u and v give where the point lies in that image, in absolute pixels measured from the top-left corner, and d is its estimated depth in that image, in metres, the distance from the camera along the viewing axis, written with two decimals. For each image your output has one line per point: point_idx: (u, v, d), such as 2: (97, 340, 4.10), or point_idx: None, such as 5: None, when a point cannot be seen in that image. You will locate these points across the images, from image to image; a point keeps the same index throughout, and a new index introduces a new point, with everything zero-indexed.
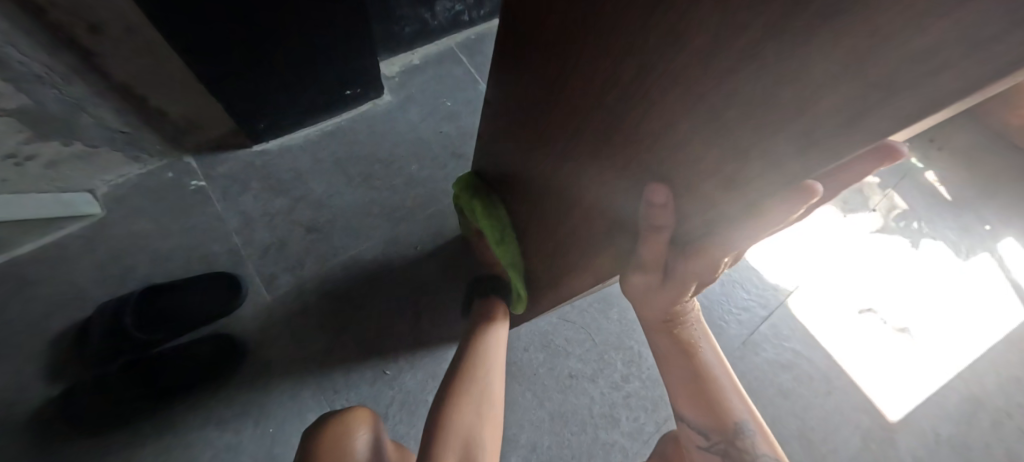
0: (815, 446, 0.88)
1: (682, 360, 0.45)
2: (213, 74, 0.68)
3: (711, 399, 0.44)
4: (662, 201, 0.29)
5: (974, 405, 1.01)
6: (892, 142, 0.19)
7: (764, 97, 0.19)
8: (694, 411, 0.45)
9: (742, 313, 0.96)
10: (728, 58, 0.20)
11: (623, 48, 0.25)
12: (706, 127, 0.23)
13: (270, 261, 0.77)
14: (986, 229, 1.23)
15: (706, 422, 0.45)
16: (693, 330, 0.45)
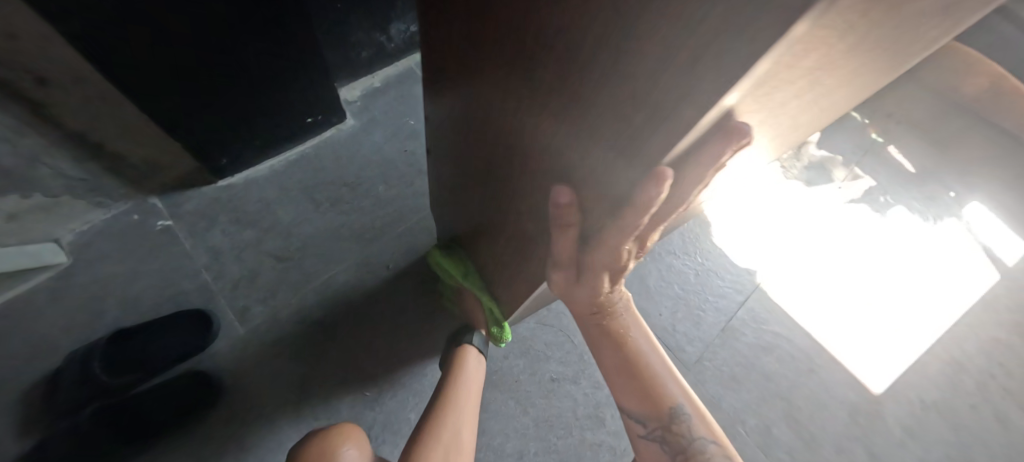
0: (804, 426, 0.88)
1: (614, 350, 0.46)
2: (165, 112, 0.68)
3: (647, 386, 0.46)
4: (568, 201, 0.28)
5: (957, 369, 1.03)
6: (732, 121, 0.19)
7: (623, 78, 0.20)
8: (632, 400, 0.46)
9: (719, 300, 0.97)
10: (593, 41, 0.20)
11: (521, 39, 0.26)
12: (591, 113, 0.24)
13: (241, 294, 0.77)
14: (951, 196, 1.28)
15: (644, 411, 0.46)
16: (625, 320, 0.46)
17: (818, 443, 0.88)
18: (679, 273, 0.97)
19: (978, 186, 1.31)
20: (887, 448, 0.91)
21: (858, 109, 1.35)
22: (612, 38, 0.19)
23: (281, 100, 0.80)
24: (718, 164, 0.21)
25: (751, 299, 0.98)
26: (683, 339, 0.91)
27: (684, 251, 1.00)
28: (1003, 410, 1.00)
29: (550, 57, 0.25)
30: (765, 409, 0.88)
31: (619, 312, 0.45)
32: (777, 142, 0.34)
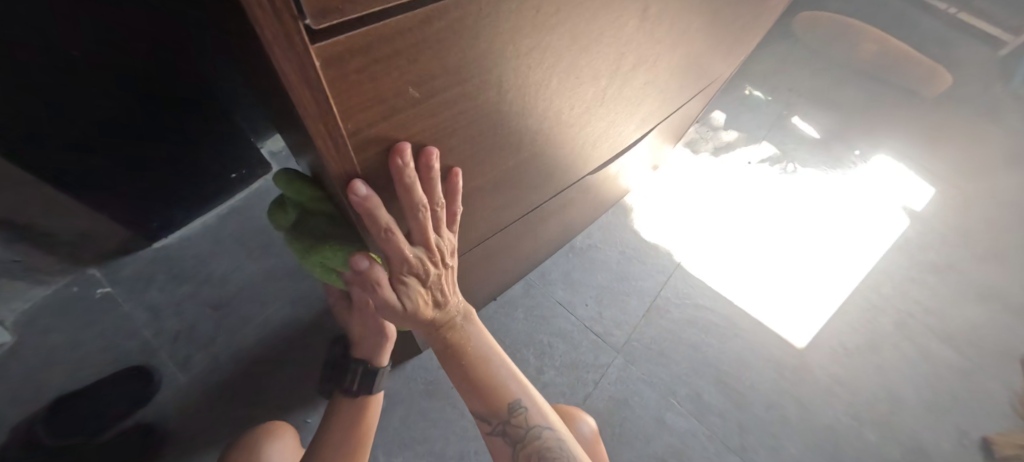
0: (733, 388, 0.94)
1: (455, 360, 0.53)
2: (94, 196, 0.72)
3: (490, 389, 0.53)
4: (366, 264, 0.36)
5: (875, 312, 1.11)
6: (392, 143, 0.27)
7: (301, 130, 0.26)
8: (478, 402, 0.54)
9: (643, 281, 1.04)
10: (283, 108, 0.27)
11: (275, 112, 0.33)
12: (314, 159, 0.30)
13: (182, 345, 0.82)
14: (856, 155, 1.39)
15: (486, 408, 0.54)
16: (466, 332, 0.54)
17: (749, 401, 0.94)
18: (602, 263, 1.04)
19: (880, 142, 1.42)
20: (814, 395, 0.97)
21: (761, 88, 1.46)
22: (281, 103, 0.26)
23: (210, 160, 0.84)
24: (410, 171, 0.29)
25: (673, 277, 1.06)
26: (611, 324, 0.97)
27: (605, 242, 1.07)
28: (919, 343, 1.09)
29: (287, 123, 0.31)
30: (695, 377, 0.94)
31: (456, 325, 0.53)
32: (542, 135, 0.43)
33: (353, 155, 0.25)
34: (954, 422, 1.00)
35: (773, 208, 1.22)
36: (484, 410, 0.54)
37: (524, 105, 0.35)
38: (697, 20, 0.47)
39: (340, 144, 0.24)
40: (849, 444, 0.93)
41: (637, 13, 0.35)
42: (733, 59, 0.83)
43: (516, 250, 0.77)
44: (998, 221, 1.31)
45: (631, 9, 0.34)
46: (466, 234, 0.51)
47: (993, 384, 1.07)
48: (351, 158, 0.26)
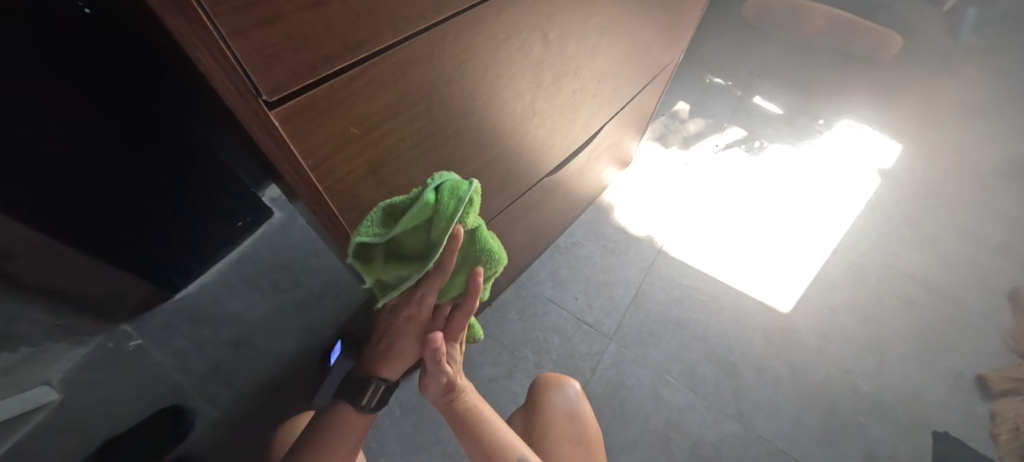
0: (723, 359, 0.99)
1: (465, 426, 0.57)
2: (123, 257, 0.81)
3: (498, 452, 0.56)
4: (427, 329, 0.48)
5: (857, 269, 1.16)
6: None
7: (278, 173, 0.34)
8: None
9: (627, 269, 1.11)
10: (262, 160, 0.35)
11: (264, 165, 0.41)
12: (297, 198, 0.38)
13: (209, 383, 0.90)
14: (819, 123, 1.46)
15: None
16: (475, 401, 0.58)
17: (740, 368, 0.99)
18: (586, 258, 1.11)
19: (841, 109, 1.50)
20: (804, 355, 1.02)
21: (721, 75, 1.55)
22: (258, 155, 0.34)
23: (201, 195, 0.88)
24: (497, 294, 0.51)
25: (656, 263, 1.12)
26: (600, 314, 1.03)
27: (587, 239, 1.14)
28: (902, 292, 1.14)
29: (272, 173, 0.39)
30: (687, 353, 1.00)
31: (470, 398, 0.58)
32: (492, 141, 0.50)
33: (318, 184, 0.33)
34: (946, 363, 1.04)
35: (745, 185, 1.29)
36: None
37: (460, 129, 0.44)
38: (611, 20, 0.54)
39: (305, 175, 0.31)
40: (844, 398, 0.97)
41: (538, 42, 0.44)
42: (670, 52, 0.91)
43: (498, 255, 0.85)
44: (964, 169, 1.37)
45: (531, 41, 0.43)
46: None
47: (979, 322, 1.10)
48: (317, 186, 0.33)
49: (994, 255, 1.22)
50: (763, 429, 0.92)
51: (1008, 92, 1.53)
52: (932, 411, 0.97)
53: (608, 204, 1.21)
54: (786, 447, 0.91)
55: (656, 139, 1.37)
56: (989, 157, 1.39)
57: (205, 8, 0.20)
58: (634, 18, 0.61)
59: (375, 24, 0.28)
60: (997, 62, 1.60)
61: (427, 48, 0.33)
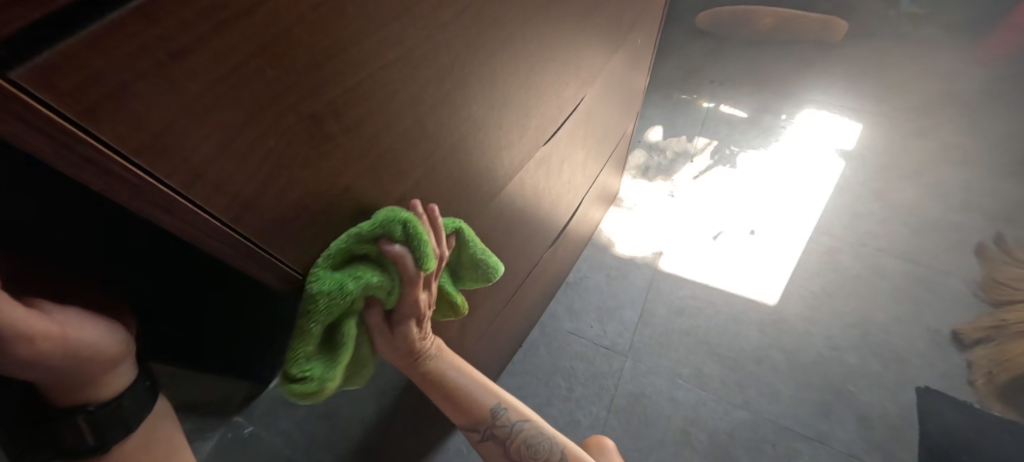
0: (725, 357, 1.17)
1: (436, 388, 0.58)
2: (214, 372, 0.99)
3: (470, 403, 0.60)
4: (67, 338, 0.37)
5: (833, 251, 1.32)
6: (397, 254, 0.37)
7: None
8: (460, 417, 0.61)
9: (631, 291, 1.29)
10: None
11: None
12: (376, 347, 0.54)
13: (311, 453, 1.13)
14: (783, 118, 1.61)
15: (470, 421, 0.61)
16: (443, 364, 0.57)
17: (740, 361, 1.16)
18: (595, 288, 1.30)
19: (801, 101, 1.64)
20: (795, 339, 1.18)
21: (687, 90, 1.72)
22: None
23: None
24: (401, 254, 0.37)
25: (655, 281, 1.30)
26: (614, 335, 1.22)
27: (592, 271, 1.33)
28: (876, 265, 1.28)
29: None
30: (693, 357, 1.17)
31: (435, 360, 0.56)
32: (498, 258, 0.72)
33: None
34: (922, 323, 1.18)
35: (723, 194, 1.46)
36: (467, 423, 0.62)
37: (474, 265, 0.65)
38: (567, 146, 0.74)
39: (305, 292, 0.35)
40: (836, 370, 1.13)
41: (517, 201, 0.64)
42: (623, 117, 1.11)
43: (519, 308, 1.04)
44: (920, 138, 1.51)
45: (513, 202, 0.63)
46: (470, 330, 0.78)
47: (949, 278, 1.25)
48: None
49: (958, 214, 1.35)
50: (768, 411, 1.09)
51: (950, 57, 1.67)
52: (914, 369, 1.12)
53: (605, 236, 1.40)
54: (789, 423, 1.08)
55: (639, 173, 1.53)
56: (940, 124, 1.53)
57: (178, 189, 0.22)
58: (583, 128, 0.79)
59: (324, 148, 0.29)
60: (937, 30, 1.74)
61: (411, 186, 0.39)
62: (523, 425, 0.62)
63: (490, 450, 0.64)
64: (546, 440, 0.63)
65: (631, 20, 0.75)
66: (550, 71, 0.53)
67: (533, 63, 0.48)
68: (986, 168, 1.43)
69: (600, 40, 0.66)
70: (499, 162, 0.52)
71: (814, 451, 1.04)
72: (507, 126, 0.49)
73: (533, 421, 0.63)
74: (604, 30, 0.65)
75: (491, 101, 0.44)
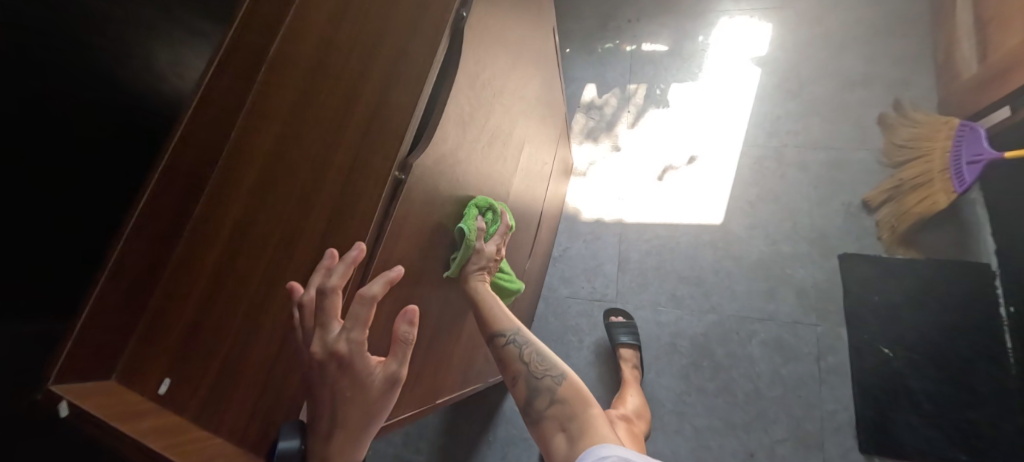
0: (691, 278, 1.48)
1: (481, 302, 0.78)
2: None
3: (493, 316, 0.80)
4: None
5: (762, 160, 1.55)
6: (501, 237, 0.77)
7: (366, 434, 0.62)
8: (487, 326, 0.81)
9: (606, 248, 1.56)
10: None
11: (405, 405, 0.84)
12: (431, 407, 0.82)
13: (407, 446, 1.49)
14: (701, 39, 1.73)
15: (495, 330, 0.80)
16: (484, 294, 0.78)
17: (703, 277, 1.47)
18: (576, 254, 1.58)
19: (715, 16, 1.74)
20: (739, 245, 1.48)
21: (609, 38, 1.83)
22: None
23: None
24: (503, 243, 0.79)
25: (623, 234, 1.56)
26: (603, 288, 1.53)
27: (570, 240, 1.60)
28: (798, 162, 1.52)
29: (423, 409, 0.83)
30: (667, 285, 1.49)
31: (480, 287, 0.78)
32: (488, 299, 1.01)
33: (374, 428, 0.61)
34: (839, 201, 1.45)
35: (663, 133, 1.64)
36: (494, 330, 0.80)
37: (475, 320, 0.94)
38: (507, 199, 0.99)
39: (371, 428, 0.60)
40: (773, 261, 1.44)
41: None
42: (552, 124, 1.31)
43: (517, 299, 1.31)
44: (822, 23, 1.65)
45: None
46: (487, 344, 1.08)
47: (858, 154, 1.48)
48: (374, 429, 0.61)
49: (862, 90, 1.55)
50: (729, 310, 1.43)
51: None
52: (834, 241, 1.42)
53: (573, 206, 1.63)
54: (745, 312, 1.42)
55: (585, 136, 1.71)
56: (841, 2, 1.66)
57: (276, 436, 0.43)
58: (511, 174, 0.98)
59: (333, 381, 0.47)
60: None
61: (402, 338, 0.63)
62: (534, 341, 0.81)
63: (508, 357, 0.82)
64: (553, 360, 0.82)
65: (523, 85, 0.92)
66: (462, 195, 0.70)
67: (446, 212, 0.65)
68: (883, 35, 1.58)
69: (502, 133, 0.84)
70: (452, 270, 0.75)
71: (769, 328, 1.39)
72: (443, 251, 0.71)
73: (542, 345, 0.82)
74: (501, 124, 0.82)
75: (426, 262, 0.64)
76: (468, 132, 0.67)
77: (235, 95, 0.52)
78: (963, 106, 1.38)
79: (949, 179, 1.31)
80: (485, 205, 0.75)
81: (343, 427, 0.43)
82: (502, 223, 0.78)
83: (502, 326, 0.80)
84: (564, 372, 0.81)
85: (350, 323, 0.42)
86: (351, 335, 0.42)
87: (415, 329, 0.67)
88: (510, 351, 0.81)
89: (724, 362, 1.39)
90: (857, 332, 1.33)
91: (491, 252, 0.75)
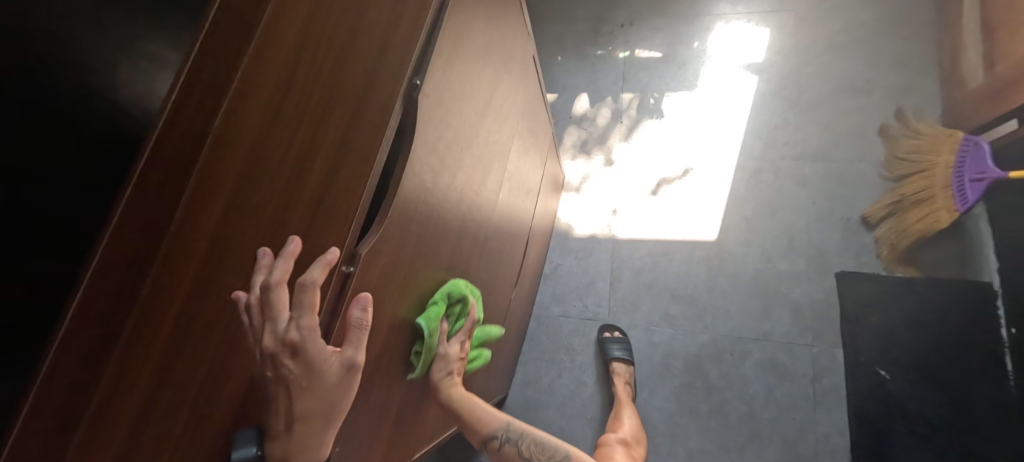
0: (684, 296, 1.45)
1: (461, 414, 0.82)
2: None
3: (480, 420, 0.83)
4: None
5: (758, 173, 1.50)
6: (467, 327, 0.77)
7: None
8: (478, 430, 0.83)
9: (598, 265, 1.54)
10: None
11: None
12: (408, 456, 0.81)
13: None
14: (696, 44, 1.67)
15: (488, 433, 0.83)
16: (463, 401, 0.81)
17: (696, 296, 1.44)
18: (567, 272, 1.56)
19: (711, 20, 1.67)
20: (733, 262, 1.44)
21: (600, 44, 1.77)
22: None
23: None
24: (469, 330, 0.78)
25: (615, 251, 1.53)
26: (595, 306, 1.51)
27: (562, 257, 1.58)
28: (795, 175, 1.47)
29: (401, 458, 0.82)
30: (659, 303, 1.46)
31: (457, 395, 0.80)
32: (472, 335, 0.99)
33: None
34: (837, 216, 1.41)
35: (657, 145, 1.60)
36: (485, 435, 0.83)
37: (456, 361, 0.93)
38: (490, 235, 0.96)
39: None
40: (768, 279, 1.41)
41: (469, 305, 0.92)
42: (539, 145, 1.28)
43: (505, 324, 1.29)
44: (823, 27, 1.58)
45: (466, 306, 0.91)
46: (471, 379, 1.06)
47: (858, 167, 1.43)
48: None
49: (864, 98, 1.49)
50: (723, 329, 1.40)
51: None
52: (832, 258, 1.38)
53: (564, 221, 1.60)
54: (738, 332, 1.39)
55: (577, 149, 1.66)
56: (842, 4, 1.59)
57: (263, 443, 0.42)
58: (492, 209, 0.95)
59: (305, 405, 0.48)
60: None
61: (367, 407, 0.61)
62: (527, 432, 0.84)
63: (508, 456, 0.83)
64: (551, 444, 0.84)
65: (506, 121, 0.89)
66: (432, 246, 0.68)
67: (415, 268, 0.63)
68: (886, 40, 1.51)
69: (481, 177, 0.81)
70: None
71: (763, 348, 1.36)
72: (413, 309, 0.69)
73: (537, 433, 0.85)
74: (479, 169, 0.80)
75: (392, 328, 0.62)
76: (440, 178, 0.63)
77: (221, 65, 0.37)
78: (966, 118, 1.32)
79: (952, 195, 1.27)
80: (450, 295, 0.74)
81: (303, 418, 0.45)
82: (468, 316, 0.77)
83: (492, 428, 0.83)
84: (565, 452, 0.83)
85: (298, 312, 0.41)
86: (300, 323, 0.41)
87: (384, 393, 0.65)
88: (508, 450, 0.83)
89: (717, 383, 1.36)
90: (852, 353, 1.30)
91: (456, 351, 0.75)
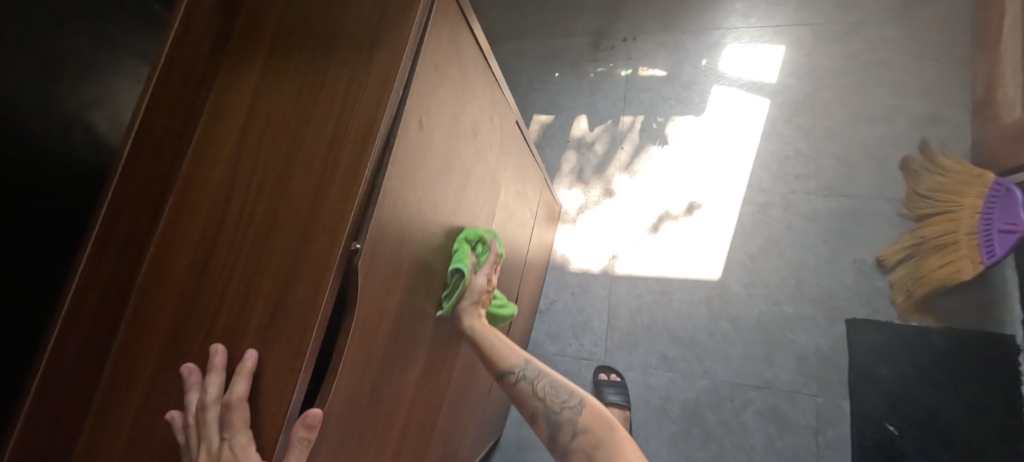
0: (684, 339, 1.39)
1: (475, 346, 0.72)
2: None
3: (494, 351, 0.72)
4: None
5: (767, 209, 1.41)
6: (493, 260, 0.72)
7: None
8: (499, 361, 0.71)
9: (595, 304, 1.48)
10: None
11: None
12: None
13: None
14: (704, 63, 1.55)
15: (504, 366, 0.71)
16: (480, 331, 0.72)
17: (697, 339, 1.38)
18: (563, 309, 1.51)
19: (721, 37, 1.55)
20: (737, 303, 1.37)
21: (600, 61, 1.65)
22: None
23: None
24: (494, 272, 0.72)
25: (612, 289, 1.47)
26: (591, 346, 1.46)
27: (559, 293, 1.52)
28: (807, 211, 1.38)
29: None
30: (658, 345, 1.41)
31: (476, 329, 0.72)
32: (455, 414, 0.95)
33: None
34: (851, 257, 1.32)
35: (660, 175, 1.51)
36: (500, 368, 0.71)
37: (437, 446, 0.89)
38: None
39: None
40: (773, 324, 1.34)
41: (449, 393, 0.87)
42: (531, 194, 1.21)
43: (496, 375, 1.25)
44: (844, 45, 1.45)
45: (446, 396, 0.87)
46: (456, 449, 1.02)
47: (875, 204, 1.33)
48: None
49: (887, 126, 1.37)
50: (723, 375, 1.35)
51: None
52: (842, 303, 1.30)
53: (561, 255, 1.54)
54: (740, 378, 1.33)
55: (575, 178, 1.58)
56: (866, 19, 1.45)
57: None
58: None
59: None
60: None
61: None
62: (545, 370, 0.71)
63: (522, 396, 0.70)
64: (568, 387, 0.70)
65: (487, 200, 0.82)
66: (399, 370, 0.63)
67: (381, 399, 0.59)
68: (913, 60, 1.38)
69: None
70: (395, 439, 0.69)
71: (765, 396, 1.31)
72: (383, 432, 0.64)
73: (556, 374, 0.71)
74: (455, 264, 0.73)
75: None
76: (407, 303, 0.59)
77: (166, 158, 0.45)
78: (997, 155, 1.21)
79: (978, 243, 1.16)
80: (471, 239, 0.70)
81: None
82: (492, 251, 0.72)
83: (509, 360, 0.71)
84: (581, 399, 0.69)
85: (227, 432, 0.40)
86: (233, 441, 0.40)
87: None
88: (523, 390, 0.70)
89: (716, 431, 1.32)
90: (859, 405, 1.24)
91: (481, 283, 0.69)
